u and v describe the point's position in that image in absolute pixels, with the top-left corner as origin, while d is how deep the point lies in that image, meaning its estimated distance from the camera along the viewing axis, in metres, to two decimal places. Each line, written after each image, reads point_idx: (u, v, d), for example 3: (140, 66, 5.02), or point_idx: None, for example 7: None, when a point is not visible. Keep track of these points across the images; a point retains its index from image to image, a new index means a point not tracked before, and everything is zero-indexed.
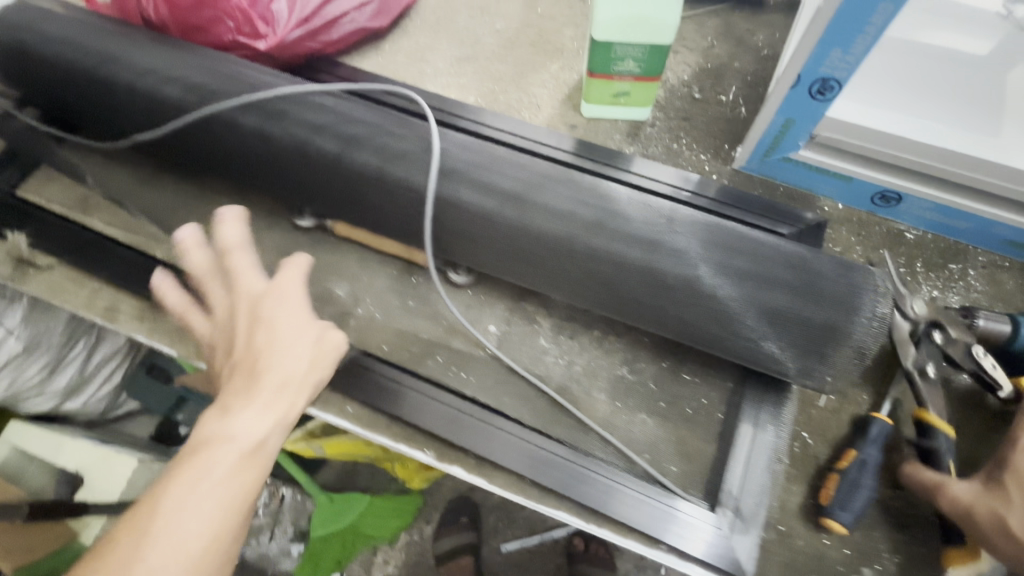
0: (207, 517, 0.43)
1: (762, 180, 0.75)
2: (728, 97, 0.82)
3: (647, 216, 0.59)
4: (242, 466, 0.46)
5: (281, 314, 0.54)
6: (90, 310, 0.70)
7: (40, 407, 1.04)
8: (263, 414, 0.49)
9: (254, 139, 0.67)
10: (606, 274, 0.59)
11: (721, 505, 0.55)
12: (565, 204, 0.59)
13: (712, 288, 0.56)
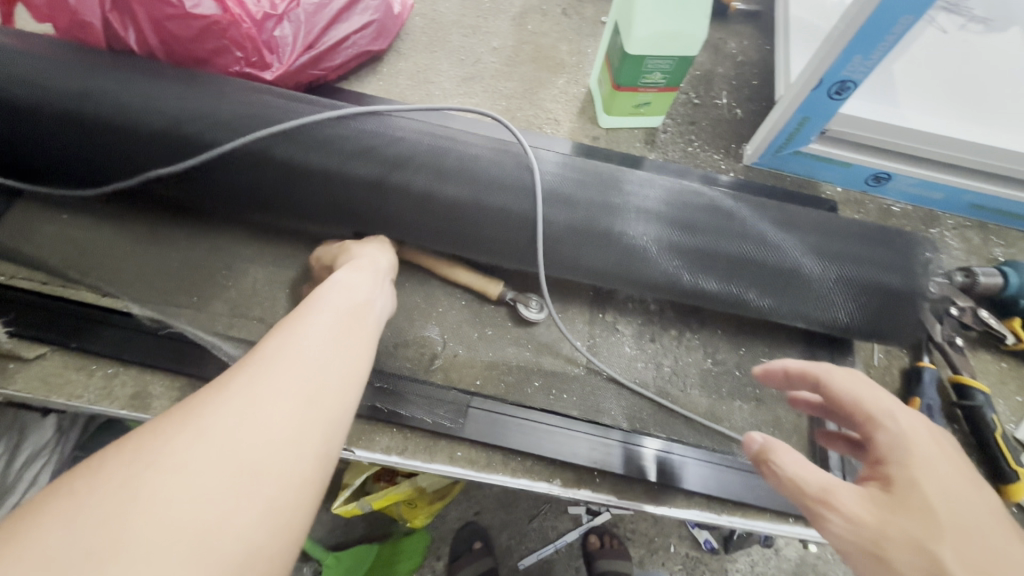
0: (343, 319, 0.43)
1: (773, 173, 0.83)
2: (723, 101, 0.90)
3: (674, 199, 0.65)
4: (363, 295, 0.48)
5: (355, 245, 0.61)
6: (109, 400, 0.58)
7: None
8: (370, 286, 0.51)
9: (308, 177, 0.61)
10: (683, 269, 0.64)
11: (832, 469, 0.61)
12: (612, 202, 0.63)
13: (716, 257, 0.63)
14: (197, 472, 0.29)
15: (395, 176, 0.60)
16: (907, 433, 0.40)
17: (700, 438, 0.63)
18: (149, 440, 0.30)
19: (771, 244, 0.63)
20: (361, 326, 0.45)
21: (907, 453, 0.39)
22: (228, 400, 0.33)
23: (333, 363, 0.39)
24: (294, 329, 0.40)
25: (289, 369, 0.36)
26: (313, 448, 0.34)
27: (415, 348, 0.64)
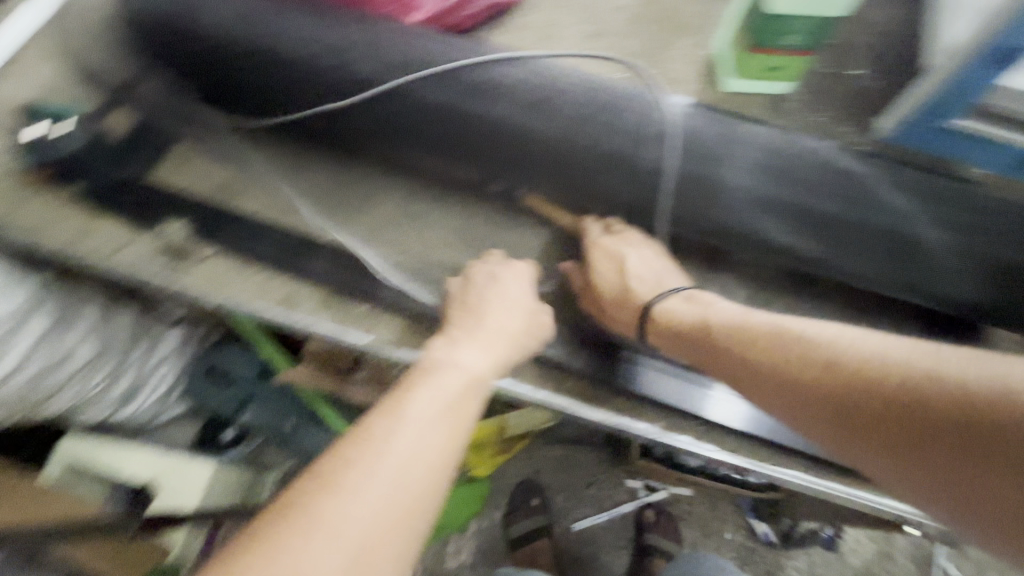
0: (448, 406, 0.57)
1: (908, 149, 0.79)
2: (858, 71, 0.86)
3: (798, 160, 0.64)
4: (477, 368, 0.63)
5: (498, 276, 0.72)
6: (267, 300, 0.67)
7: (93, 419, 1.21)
8: (482, 351, 0.64)
9: (446, 116, 0.65)
10: (785, 227, 0.65)
11: None
12: (736, 158, 0.64)
13: (832, 223, 0.64)
14: (363, 503, 0.47)
15: (531, 123, 0.64)
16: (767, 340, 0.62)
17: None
18: (329, 478, 0.48)
19: (887, 207, 0.63)
20: (468, 404, 0.59)
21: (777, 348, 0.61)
22: (374, 460, 0.50)
23: (438, 448, 0.54)
24: (419, 407, 0.56)
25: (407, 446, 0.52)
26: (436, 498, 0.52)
27: None
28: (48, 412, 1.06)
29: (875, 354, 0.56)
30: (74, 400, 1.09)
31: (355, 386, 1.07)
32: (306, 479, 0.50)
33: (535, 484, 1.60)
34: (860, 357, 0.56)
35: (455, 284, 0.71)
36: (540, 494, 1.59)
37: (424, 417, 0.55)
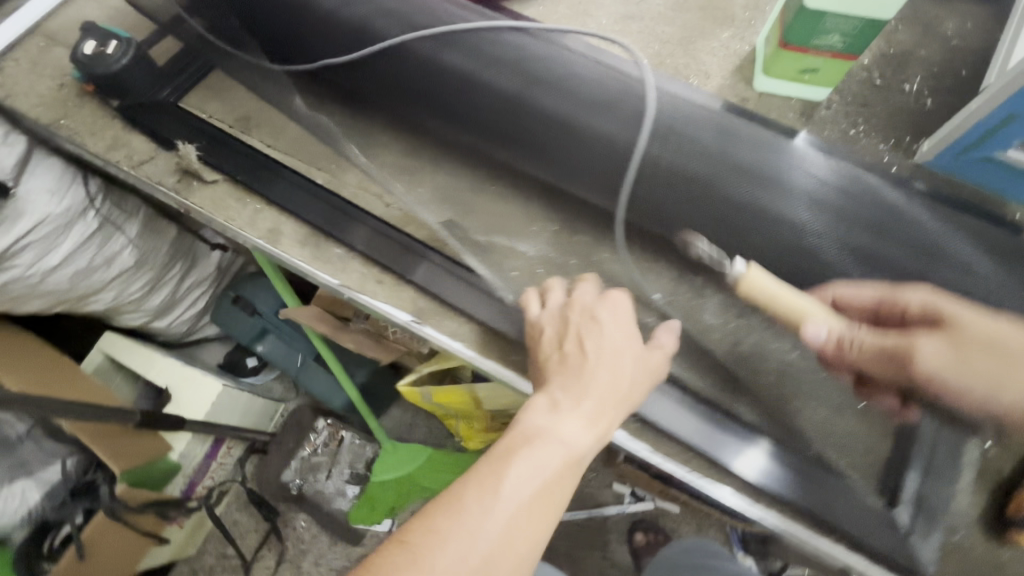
0: (538, 488, 0.57)
1: (947, 179, 0.71)
2: (913, 87, 0.78)
3: (819, 181, 0.59)
4: (578, 442, 0.60)
5: (615, 347, 0.62)
6: (254, 230, 0.71)
7: (133, 321, 1.35)
8: (586, 427, 0.60)
9: (446, 77, 0.65)
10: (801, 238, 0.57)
11: (895, 503, 0.57)
12: (741, 158, 0.59)
13: (849, 246, 0.56)
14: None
15: (528, 95, 0.63)
16: (1020, 382, 0.46)
17: (736, 420, 0.65)
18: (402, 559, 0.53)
19: (958, 265, 0.54)
20: (568, 472, 0.60)
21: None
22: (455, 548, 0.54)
23: (524, 534, 0.56)
24: (504, 478, 0.57)
25: (498, 521, 0.55)
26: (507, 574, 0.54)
27: (499, 256, 0.70)
28: (91, 306, 1.19)
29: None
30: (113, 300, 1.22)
31: (351, 333, 1.12)
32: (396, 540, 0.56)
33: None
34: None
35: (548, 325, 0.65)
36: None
37: (516, 499, 0.56)
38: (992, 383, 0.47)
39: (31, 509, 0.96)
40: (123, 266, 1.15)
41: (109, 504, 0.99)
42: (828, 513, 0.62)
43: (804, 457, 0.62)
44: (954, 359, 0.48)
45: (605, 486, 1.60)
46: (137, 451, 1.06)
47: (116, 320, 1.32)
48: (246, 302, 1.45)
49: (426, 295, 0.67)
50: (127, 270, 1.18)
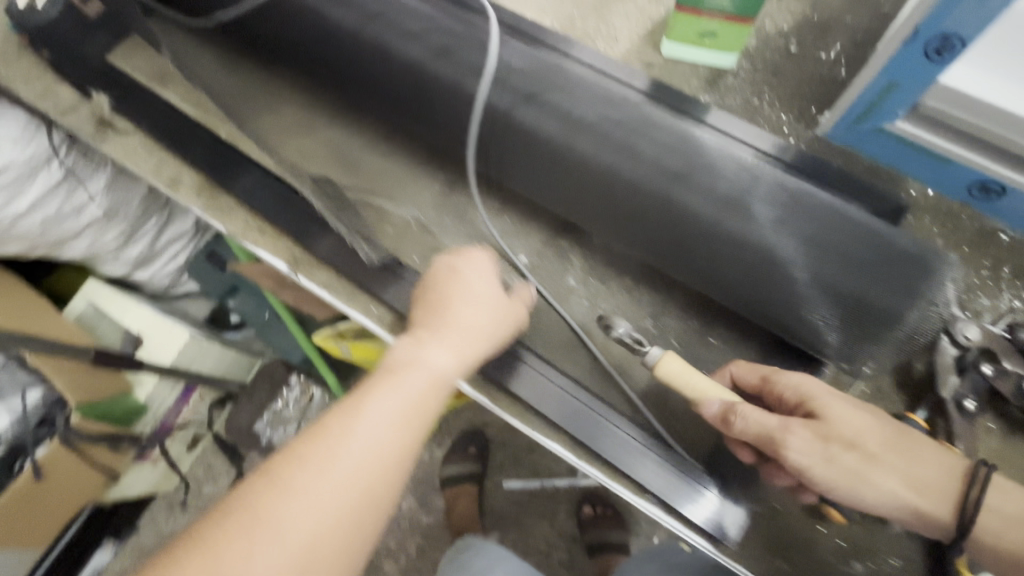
0: (402, 421, 0.50)
1: (844, 151, 0.68)
2: (829, 56, 0.74)
3: (720, 166, 0.56)
4: (440, 364, 0.54)
5: (472, 288, 0.58)
6: (156, 176, 0.75)
7: (115, 270, 1.37)
8: (449, 352, 0.55)
9: (317, 27, 0.65)
10: (708, 237, 0.56)
11: (718, 471, 0.56)
12: (606, 123, 0.58)
13: (761, 248, 0.54)
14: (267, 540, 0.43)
15: (393, 47, 0.62)
16: (884, 488, 0.48)
17: (576, 377, 0.61)
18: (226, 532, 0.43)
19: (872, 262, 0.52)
20: (433, 401, 0.53)
21: (888, 484, 0.49)
22: (298, 493, 0.45)
23: (382, 467, 0.48)
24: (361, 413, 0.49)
25: (353, 461, 0.47)
26: (364, 517, 0.47)
27: (376, 215, 0.69)
28: (66, 254, 1.24)
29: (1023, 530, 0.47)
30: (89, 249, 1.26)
31: (295, 289, 1.09)
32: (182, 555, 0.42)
33: (477, 434, 1.51)
34: (1000, 516, 0.47)
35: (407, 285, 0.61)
36: (479, 443, 1.50)
37: (378, 431, 0.49)
38: (856, 484, 0.49)
39: None
40: (92, 217, 1.20)
41: (64, 432, 1.08)
42: (680, 490, 0.55)
43: (641, 421, 0.59)
44: (824, 456, 0.49)
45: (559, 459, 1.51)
46: (93, 387, 1.13)
47: (99, 268, 1.34)
48: (219, 258, 1.40)
49: (301, 246, 0.69)
50: (97, 221, 1.22)
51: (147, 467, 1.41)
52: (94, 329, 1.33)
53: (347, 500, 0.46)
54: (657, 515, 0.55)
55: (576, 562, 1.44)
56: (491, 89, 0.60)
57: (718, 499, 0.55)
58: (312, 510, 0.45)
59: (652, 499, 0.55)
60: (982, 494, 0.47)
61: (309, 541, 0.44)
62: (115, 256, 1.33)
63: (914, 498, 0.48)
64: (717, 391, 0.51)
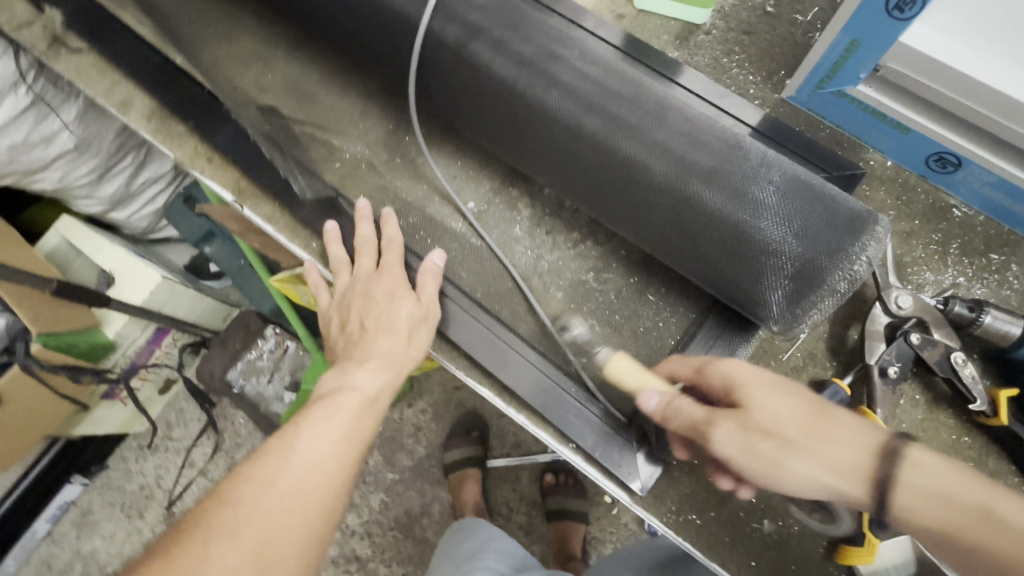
0: (343, 436, 0.50)
1: (808, 117, 0.66)
2: (804, 18, 0.71)
3: (656, 112, 0.54)
4: (372, 387, 0.54)
5: (397, 295, 0.58)
6: (107, 98, 0.73)
7: (90, 209, 1.30)
8: (377, 371, 0.55)
9: None
10: (637, 185, 0.54)
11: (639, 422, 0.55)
12: (553, 66, 0.56)
13: (688, 197, 0.51)
14: None
15: None
16: (803, 476, 0.41)
17: (508, 323, 0.60)
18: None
19: (797, 217, 0.49)
20: (367, 425, 0.52)
21: (805, 471, 0.41)
22: (239, 526, 0.41)
23: (328, 486, 0.46)
24: (296, 439, 0.48)
25: (289, 485, 0.45)
26: (310, 544, 0.44)
27: (326, 150, 0.68)
28: (35, 186, 1.17)
29: (940, 507, 0.38)
30: (59, 183, 1.19)
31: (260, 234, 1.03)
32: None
33: (479, 418, 1.43)
34: (916, 492, 0.38)
35: (335, 313, 0.62)
36: (483, 428, 1.42)
37: (316, 455, 0.47)
38: (780, 473, 0.42)
39: None
40: (64, 147, 1.13)
41: (23, 360, 1.05)
42: (614, 451, 0.54)
43: (571, 371, 0.58)
44: (744, 445, 0.43)
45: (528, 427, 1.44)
46: (53, 319, 1.09)
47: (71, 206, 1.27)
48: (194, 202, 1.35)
49: (247, 177, 0.68)
50: (68, 153, 1.15)
51: (116, 405, 1.37)
52: (70, 266, 1.26)
53: (291, 524, 0.43)
54: (574, 461, 0.55)
55: (535, 527, 1.39)
56: (437, 18, 0.58)
57: (636, 450, 0.54)
58: (251, 543, 0.41)
59: (573, 446, 0.56)
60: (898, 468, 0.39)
61: (260, 560, 0.41)
62: (88, 193, 1.26)
63: (839, 484, 0.41)
64: (658, 386, 0.49)
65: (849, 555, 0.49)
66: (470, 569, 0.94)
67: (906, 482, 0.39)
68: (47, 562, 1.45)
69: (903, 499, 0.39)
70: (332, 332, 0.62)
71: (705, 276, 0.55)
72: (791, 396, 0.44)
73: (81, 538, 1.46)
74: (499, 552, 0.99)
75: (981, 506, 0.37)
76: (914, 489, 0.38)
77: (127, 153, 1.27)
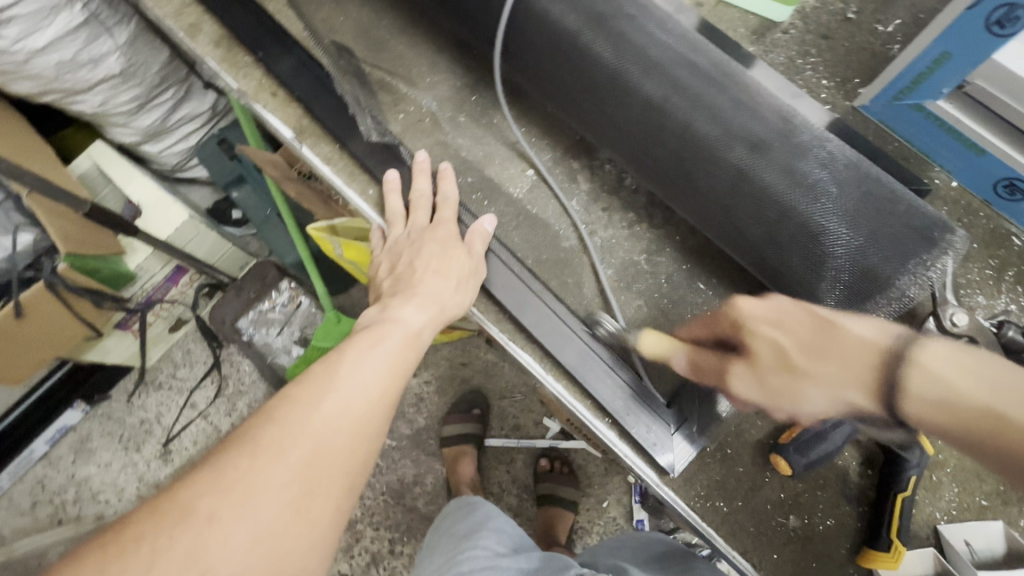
0: (388, 366, 0.46)
1: (878, 128, 0.66)
2: (886, 29, 0.70)
3: (743, 98, 0.54)
4: (416, 322, 0.52)
5: (449, 245, 0.58)
6: (176, 20, 0.73)
7: (125, 138, 1.29)
8: (423, 308, 0.53)
9: None
10: (713, 169, 0.53)
11: (676, 404, 0.56)
12: (639, 37, 0.55)
13: (766, 189, 0.51)
14: (235, 512, 0.34)
15: None
16: (813, 400, 0.41)
17: (555, 292, 0.61)
18: (181, 504, 0.34)
19: (872, 218, 0.49)
20: (412, 359, 0.49)
21: (820, 398, 0.41)
22: (283, 445, 0.37)
23: (374, 413, 0.43)
24: (338, 363, 0.44)
25: (334, 409, 0.41)
26: (356, 471, 0.40)
27: (393, 99, 0.68)
28: (75, 106, 1.15)
29: (941, 409, 0.34)
30: (99, 107, 1.17)
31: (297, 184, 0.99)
32: (129, 544, 0.32)
33: (482, 396, 1.43)
34: (918, 399, 0.35)
35: (386, 259, 0.61)
36: (484, 406, 1.42)
37: (361, 380, 0.43)
38: (801, 402, 0.42)
39: None
40: (109, 72, 1.11)
41: (48, 278, 1.02)
42: (650, 431, 0.55)
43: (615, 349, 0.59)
44: (759, 385, 0.44)
45: (529, 411, 1.44)
46: (84, 242, 1.08)
47: (107, 131, 1.26)
48: (229, 146, 1.32)
49: (310, 116, 0.68)
50: (113, 78, 1.13)
51: (125, 336, 1.34)
52: (98, 194, 1.26)
53: (338, 447, 0.39)
54: (607, 436, 0.56)
55: (525, 510, 1.39)
56: None
57: (673, 432, 0.56)
58: (296, 464, 0.37)
59: (609, 421, 0.57)
60: (898, 372, 0.36)
61: (307, 485, 0.37)
62: (125, 121, 1.24)
63: (847, 396, 0.39)
64: (680, 349, 0.52)
65: (872, 558, 0.52)
66: (466, 547, 0.94)
67: (913, 388, 0.35)
68: (39, 483, 1.42)
69: (911, 408, 0.36)
70: (379, 276, 0.61)
71: (764, 269, 0.55)
72: (788, 326, 0.43)
73: (75, 464, 1.44)
74: (496, 532, 0.98)
75: (978, 402, 0.33)
76: (920, 397, 0.35)
77: (170, 86, 1.25)
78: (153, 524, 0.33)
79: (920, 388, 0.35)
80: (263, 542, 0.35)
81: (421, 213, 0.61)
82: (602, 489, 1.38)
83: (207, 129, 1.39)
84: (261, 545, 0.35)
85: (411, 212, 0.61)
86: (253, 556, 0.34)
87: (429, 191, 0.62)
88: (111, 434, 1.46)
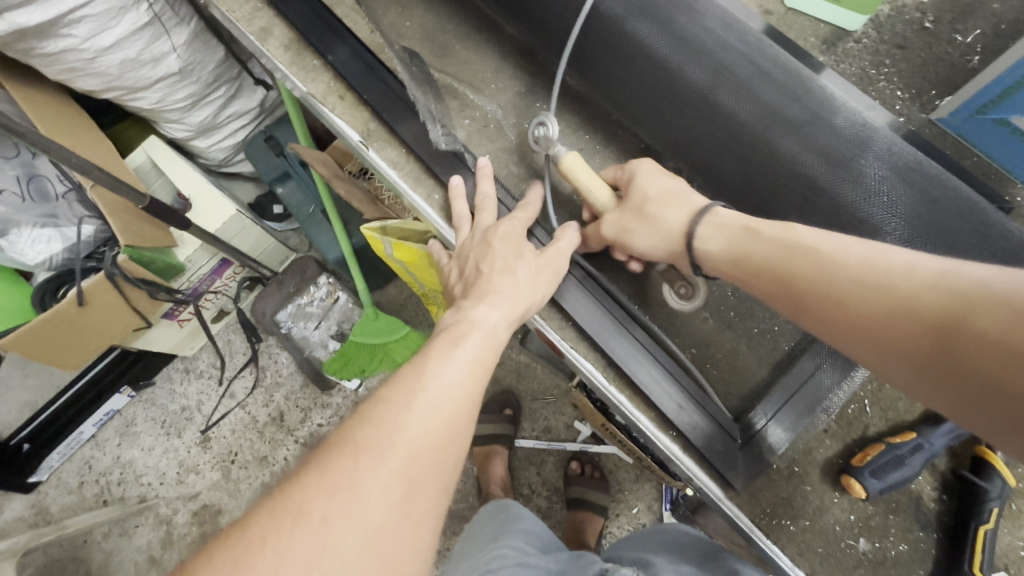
0: (472, 366, 0.47)
1: (955, 142, 0.65)
2: (965, 40, 0.68)
3: (823, 109, 0.53)
4: (493, 324, 0.52)
5: (514, 252, 0.57)
6: (247, 24, 0.75)
7: (176, 133, 1.32)
8: (497, 309, 0.53)
9: None
10: (788, 179, 0.53)
11: (743, 419, 0.56)
12: (715, 47, 0.54)
13: (841, 203, 0.51)
14: (347, 512, 0.35)
15: None
16: (647, 237, 0.55)
17: (621, 298, 0.61)
18: (294, 504, 0.35)
19: (951, 234, 0.48)
20: (491, 360, 0.50)
21: (652, 236, 0.55)
22: (382, 447, 0.38)
23: (461, 414, 0.43)
24: (424, 366, 0.45)
25: (426, 409, 0.42)
26: (447, 472, 0.41)
27: (459, 104, 0.69)
28: (133, 102, 1.19)
29: (726, 240, 0.51)
30: (157, 103, 1.21)
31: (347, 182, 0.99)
32: (251, 541, 0.33)
33: (514, 397, 1.44)
34: (713, 230, 0.52)
35: (454, 265, 0.62)
36: (516, 407, 1.43)
37: (449, 381, 0.44)
38: (632, 237, 0.56)
39: (52, 256, 1.05)
40: (168, 70, 1.14)
41: (109, 269, 1.05)
42: (718, 444, 0.55)
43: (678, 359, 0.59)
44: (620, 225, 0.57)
45: (560, 414, 1.44)
46: (142, 234, 1.11)
47: (160, 125, 1.29)
48: (276, 143, 1.33)
49: (377, 120, 0.70)
50: (171, 76, 1.16)
51: (174, 326, 1.38)
52: (150, 185, 1.30)
53: (432, 448, 0.40)
54: (671, 450, 0.55)
55: (554, 512, 1.39)
56: None
57: (739, 448, 0.55)
58: (396, 465, 0.38)
59: (672, 434, 0.56)
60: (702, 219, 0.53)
61: (407, 484, 0.38)
62: (179, 117, 1.27)
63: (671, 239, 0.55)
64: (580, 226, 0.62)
65: None
66: (496, 548, 0.94)
67: (707, 227, 0.52)
68: (87, 464, 1.48)
69: (706, 238, 0.52)
70: (451, 282, 0.62)
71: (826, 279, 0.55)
72: (655, 187, 0.56)
73: (121, 446, 1.49)
74: (523, 533, 0.98)
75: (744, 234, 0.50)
76: (710, 233, 0.52)
77: (222, 85, 1.28)
78: (271, 522, 0.34)
79: (713, 229, 0.52)
80: (372, 542, 0.36)
81: (489, 218, 0.62)
82: (634, 495, 1.37)
83: (255, 126, 1.41)
84: (371, 545, 0.35)
85: (477, 216, 0.62)
86: (365, 553, 0.35)
87: (491, 192, 0.63)
88: (154, 419, 1.51)
